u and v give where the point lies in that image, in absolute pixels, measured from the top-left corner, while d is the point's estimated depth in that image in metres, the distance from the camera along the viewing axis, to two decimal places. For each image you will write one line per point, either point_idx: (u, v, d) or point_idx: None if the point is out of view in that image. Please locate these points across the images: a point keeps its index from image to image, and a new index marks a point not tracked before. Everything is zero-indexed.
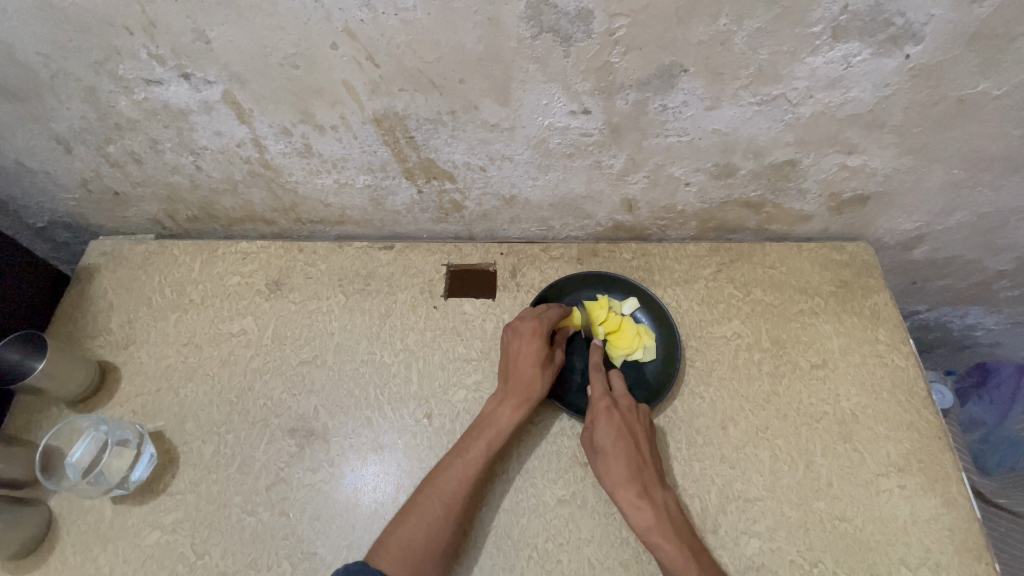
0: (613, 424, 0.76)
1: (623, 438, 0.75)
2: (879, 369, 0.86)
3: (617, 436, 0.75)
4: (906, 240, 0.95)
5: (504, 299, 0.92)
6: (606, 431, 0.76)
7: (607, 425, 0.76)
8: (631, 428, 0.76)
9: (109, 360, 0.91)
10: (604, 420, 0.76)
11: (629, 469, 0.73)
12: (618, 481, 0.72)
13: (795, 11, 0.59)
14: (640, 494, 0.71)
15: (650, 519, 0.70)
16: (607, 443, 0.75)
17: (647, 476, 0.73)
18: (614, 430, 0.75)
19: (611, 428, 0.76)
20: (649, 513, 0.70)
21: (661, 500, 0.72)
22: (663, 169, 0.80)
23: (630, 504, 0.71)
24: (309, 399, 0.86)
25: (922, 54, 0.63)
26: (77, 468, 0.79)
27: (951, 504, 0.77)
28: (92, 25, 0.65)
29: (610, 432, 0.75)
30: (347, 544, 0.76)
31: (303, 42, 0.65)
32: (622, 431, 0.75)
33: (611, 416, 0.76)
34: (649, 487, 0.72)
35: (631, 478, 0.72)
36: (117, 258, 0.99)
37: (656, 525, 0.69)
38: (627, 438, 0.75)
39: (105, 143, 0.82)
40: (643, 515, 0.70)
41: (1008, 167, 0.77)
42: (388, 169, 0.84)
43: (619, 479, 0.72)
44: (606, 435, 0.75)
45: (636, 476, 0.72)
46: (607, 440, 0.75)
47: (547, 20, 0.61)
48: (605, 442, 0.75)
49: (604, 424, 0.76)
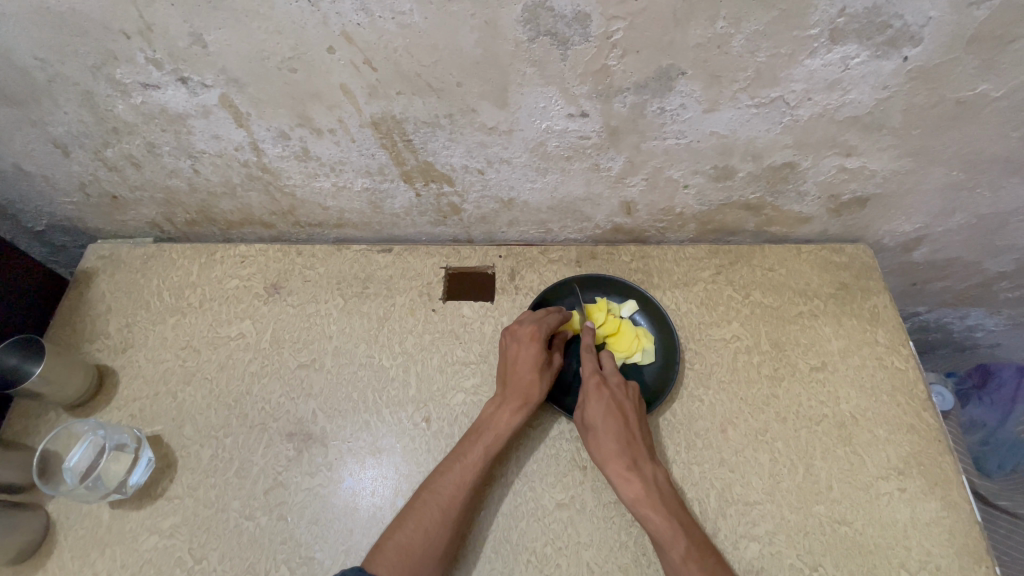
0: (602, 399, 0.76)
1: (612, 414, 0.75)
2: (879, 372, 0.86)
3: (607, 411, 0.75)
4: (906, 242, 0.95)
5: (503, 302, 0.92)
6: (596, 407, 0.76)
7: (596, 401, 0.76)
8: (621, 404, 0.76)
9: (107, 364, 0.91)
10: (593, 396, 0.77)
11: (618, 444, 0.73)
12: (608, 456, 0.73)
13: (794, 13, 0.59)
14: (629, 468, 0.72)
15: (639, 492, 0.70)
16: (597, 419, 0.75)
17: (637, 450, 0.73)
18: (603, 405, 0.76)
19: (601, 403, 0.76)
20: (638, 486, 0.70)
21: (651, 473, 0.72)
22: (661, 171, 0.80)
23: (620, 477, 0.71)
24: (308, 403, 0.86)
25: (920, 56, 0.62)
26: (74, 472, 0.78)
27: (952, 507, 0.76)
28: (89, 29, 0.65)
29: (599, 408, 0.76)
30: (345, 549, 0.76)
31: (300, 46, 0.65)
32: (611, 407, 0.76)
33: (601, 393, 0.77)
34: (639, 461, 0.72)
35: (620, 453, 0.73)
36: (115, 262, 0.99)
37: (645, 498, 0.70)
38: (617, 414, 0.75)
39: (102, 147, 0.82)
40: (632, 487, 0.70)
41: (1007, 168, 0.77)
42: (386, 172, 0.83)
43: (608, 453, 0.73)
44: (596, 411, 0.76)
45: (626, 451, 0.73)
46: (596, 416, 0.75)
47: (544, 24, 0.61)
48: (595, 418, 0.75)
49: (594, 400, 0.77)
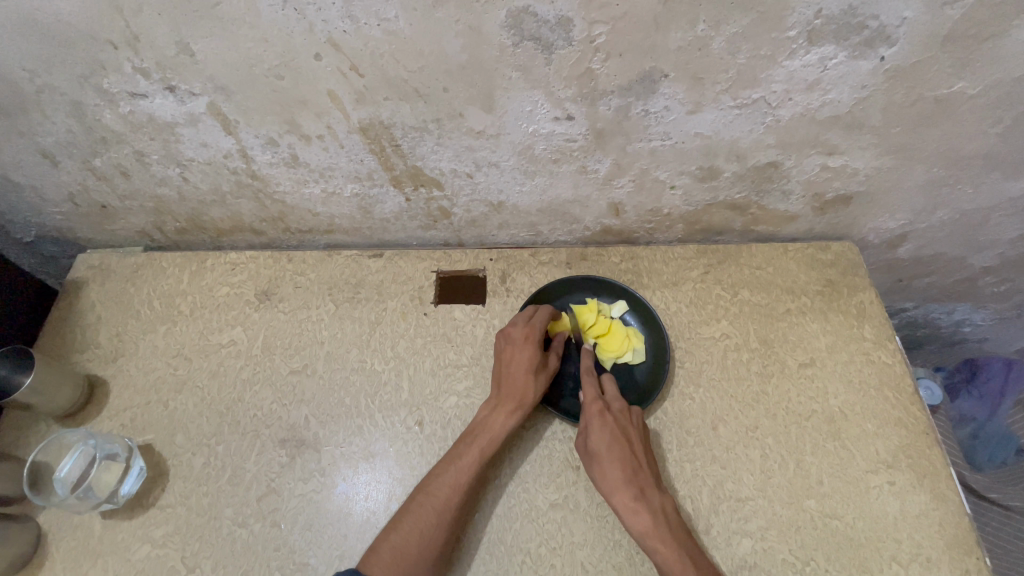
0: (607, 427, 0.76)
1: (618, 442, 0.75)
2: (867, 367, 0.87)
3: (611, 440, 0.75)
4: (891, 238, 0.96)
5: (494, 304, 0.92)
6: (600, 435, 0.75)
7: (601, 428, 0.76)
8: (625, 432, 0.76)
9: (98, 374, 0.91)
10: (597, 423, 0.76)
11: (624, 474, 0.72)
12: (614, 486, 0.72)
13: (771, 15, 0.60)
14: (637, 499, 0.71)
15: (647, 524, 0.70)
16: (602, 447, 0.74)
17: (643, 480, 0.73)
18: (608, 433, 0.75)
19: (605, 431, 0.76)
20: (646, 518, 0.70)
21: (658, 503, 0.71)
22: (648, 172, 0.81)
23: (627, 508, 0.71)
24: (300, 409, 0.86)
25: (897, 56, 0.64)
26: (65, 483, 0.78)
27: (940, 499, 0.77)
28: (75, 39, 0.65)
29: (604, 436, 0.75)
30: (339, 554, 0.76)
31: (287, 54, 0.66)
32: (616, 435, 0.75)
33: (605, 420, 0.76)
34: (646, 491, 0.72)
35: (627, 483, 0.72)
36: (106, 271, 0.98)
37: (653, 530, 0.69)
38: (621, 442, 0.75)
39: (91, 157, 0.82)
40: (640, 520, 0.70)
41: (986, 164, 0.78)
42: (375, 177, 0.84)
43: (615, 483, 0.72)
44: (600, 439, 0.75)
45: (632, 481, 0.72)
46: (602, 444, 0.75)
47: (528, 29, 0.62)
48: (600, 446, 0.74)
49: (599, 427, 0.76)
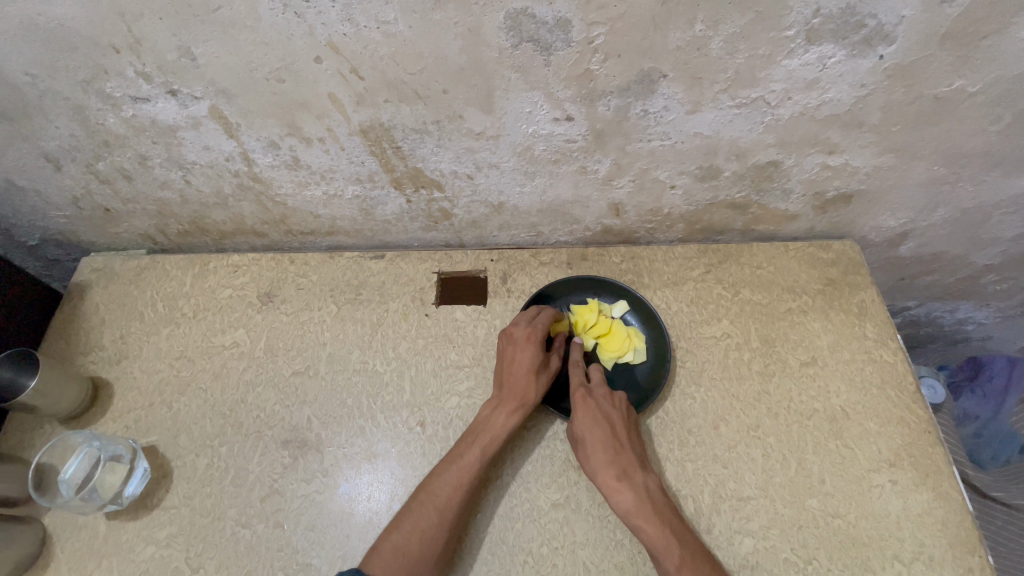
0: (589, 409, 0.77)
1: (600, 424, 0.75)
2: (869, 366, 0.87)
3: (594, 422, 0.76)
4: (892, 237, 0.96)
5: (495, 304, 0.92)
6: (583, 419, 0.76)
7: (583, 412, 0.77)
8: (608, 414, 0.77)
9: (101, 376, 0.91)
10: (580, 407, 0.77)
11: (607, 454, 0.73)
12: (598, 466, 0.73)
13: (770, 15, 0.60)
14: (619, 478, 0.72)
15: (631, 502, 0.70)
16: (584, 429, 0.75)
17: (626, 459, 0.73)
18: (590, 416, 0.76)
19: (587, 414, 0.76)
20: (629, 496, 0.70)
21: (642, 482, 0.72)
22: (648, 172, 0.81)
23: (611, 487, 0.71)
24: (303, 410, 0.86)
25: (896, 54, 0.64)
26: (69, 484, 0.78)
27: (944, 498, 0.77)
28: (78, 44, 0.66)
29: (587, 418, 0.76)
30: (341, 554, 0.76)
31: (288, 57, 0.66)
32: (598, 417, 0.76)
33: (587, 403, 0.77)
34: (629, 470, 0.72)
35: (609, 463, 0.73)
36: (109, 274, 0.99)
37: (637, 508, 0.70)
38: (603, 424, 0.75)
39: (95, 161, 0.83)
40: (623, 498, 0.70)
41: (988, 162, 0.78)
42: (376, 179, 0.84)
43: (598, 464, 0.73)
44: (583, 422, 0.76)
45: (615, 461, 0.73)
46: (584, 427, 0.76)
47: (527, 30, 0.62)
48: (583, 429, 0.75)
49: (581, 410, 0.77)
